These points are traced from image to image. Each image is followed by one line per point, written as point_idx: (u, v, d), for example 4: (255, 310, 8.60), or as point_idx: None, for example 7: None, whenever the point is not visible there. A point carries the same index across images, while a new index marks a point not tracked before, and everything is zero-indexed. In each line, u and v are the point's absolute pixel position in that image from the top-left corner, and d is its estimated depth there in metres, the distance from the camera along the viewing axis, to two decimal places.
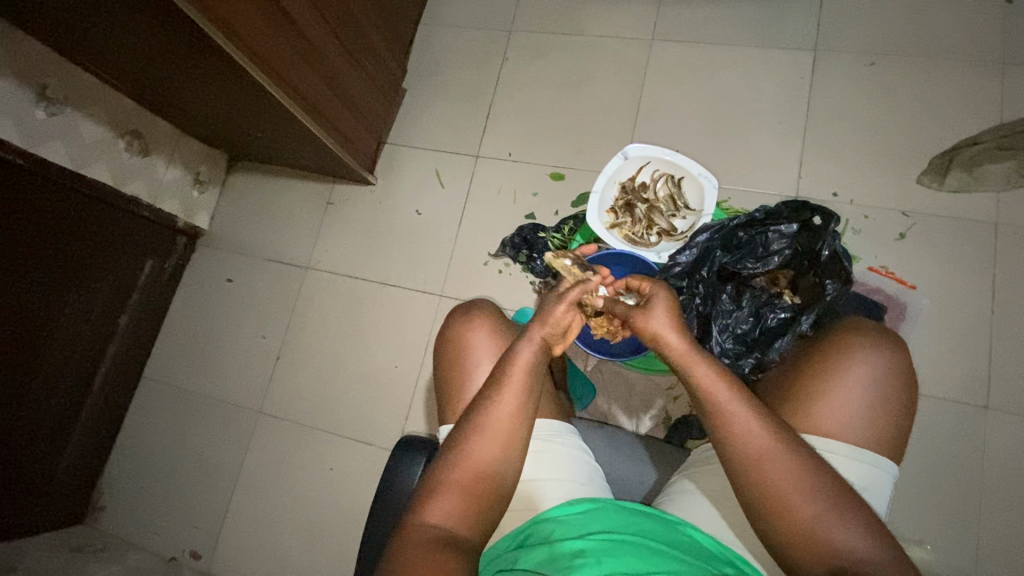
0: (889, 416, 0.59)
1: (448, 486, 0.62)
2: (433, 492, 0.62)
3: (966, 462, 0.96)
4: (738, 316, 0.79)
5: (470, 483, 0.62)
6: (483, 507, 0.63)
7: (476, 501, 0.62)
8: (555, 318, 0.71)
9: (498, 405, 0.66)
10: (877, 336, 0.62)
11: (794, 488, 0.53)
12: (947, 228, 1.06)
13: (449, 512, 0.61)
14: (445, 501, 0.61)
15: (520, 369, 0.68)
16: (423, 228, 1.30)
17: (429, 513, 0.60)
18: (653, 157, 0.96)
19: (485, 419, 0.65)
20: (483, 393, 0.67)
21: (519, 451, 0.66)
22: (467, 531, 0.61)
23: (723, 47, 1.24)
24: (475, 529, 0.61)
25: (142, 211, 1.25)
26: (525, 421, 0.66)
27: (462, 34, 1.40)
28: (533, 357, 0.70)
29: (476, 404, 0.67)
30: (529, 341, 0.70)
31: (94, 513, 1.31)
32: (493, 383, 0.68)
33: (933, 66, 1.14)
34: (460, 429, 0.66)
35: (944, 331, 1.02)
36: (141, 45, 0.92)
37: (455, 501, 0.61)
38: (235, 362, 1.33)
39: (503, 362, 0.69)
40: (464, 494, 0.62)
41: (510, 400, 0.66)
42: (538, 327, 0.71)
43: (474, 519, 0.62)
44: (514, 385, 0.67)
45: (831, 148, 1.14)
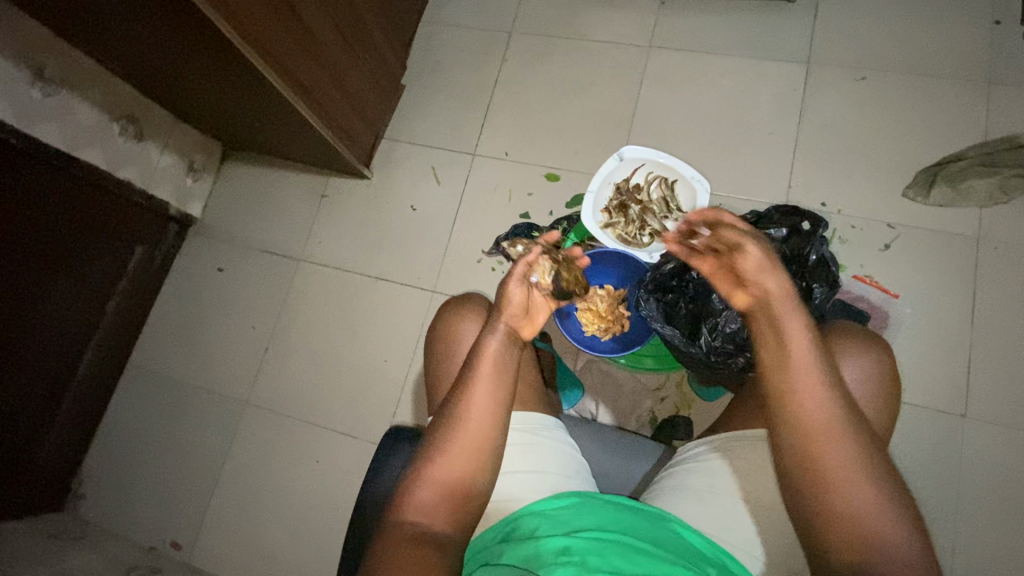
0: (868, 416, 0.61)
1: (427, 481, 0.63)
2: (412, 487, 0.62)
3: (944, 469, 0.98)
4: (728, 317, 0.82)
5: (451, 479, 0.63)
6: (465, 500, 0.63)
7: (457, 496, 0.63)
8: (512, 301, 0.71)
9: (472, 398, 0.66)
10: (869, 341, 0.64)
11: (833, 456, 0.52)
12: (931, 240, 1.09)
13: (428, 507, 0.61)
14: (425, 495, 0.62)
15: (490, 358, 0.69)
16: (418, 224, 1.31)
17: (410, 509, 0.61)
18: (648, 160, 0.97)
19: (463, 414, 0.66)
20: (457, 386, 0.68)
21: (498, 442, 0.66)
22: (448, 526, 0.61)
23: (719, 56, 1.26)
24: (457, 522, 0.62)
25: (134, 197, 1.24)
26: (501, 410, 0.67)
27: (463, 33, 1.41)
28: (501, 344, 0.70)
29: (450, 398, 0.67)
30: (494, 329, 0.70)
31: (74, 501, 1.29)
32: (464, 376, 0.68)
33: (921, 83, 1.17)
34: (438, 424, 0.66)
35: (925, 340, 1.04)
36: (141, 29, 0.92)
37: (436, 496, 0.62)
38: (223, 352, 1.32)
39: (472, 355, 0.69)
40: (443, 489, 0.62)
41: (483, 389, 0.67)
42: (499, 314, 0.72)
43: (455, 513, 0.62)
44: (487, 373, 0.67)
45: (821, 159, 1.17)
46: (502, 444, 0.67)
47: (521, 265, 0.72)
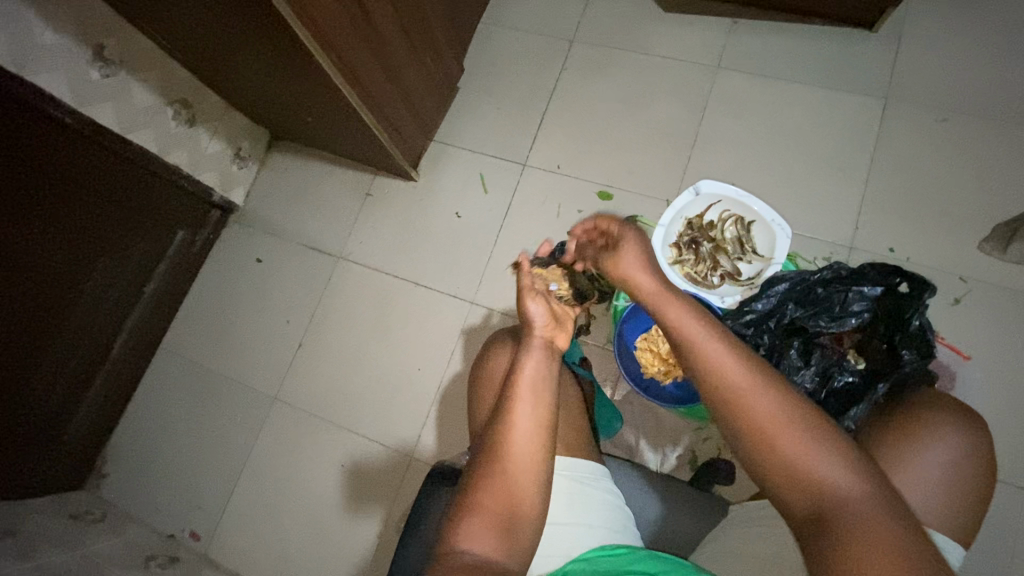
0: (958, 497, 0.55)
1: (476, 508, 0.60)
2: (463, 517, 0.59)
3: (1002, 544, 0.93)
4: (804, 374, 0.76)
5: (501, 506, 0.60)
6: (515, 529, 0.60)
7: (507, 525, 0.59)
8: (535, 318, 0.71)
9: (514, 417, 0.64)
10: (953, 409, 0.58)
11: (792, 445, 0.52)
12: (1005, 298, 1.03)
13: (480, 536, 0.58)
14: (476, 524, 0.59)
15: (527, 379, 0.67)
16: (462, 232, 1.27)
17: (462, 539, 0.58)
18: (726, 197, 0.93)
19: (510, 436, 0.64)
20: (499, 412, 0.66)
21: (545, 467, 0.64)
22: (502, 555, 0.58)
23: (791, 84, 1.21)
24: (510, 553, 0.59)
25: (180, 181, 1.22)
26: (546, 431, 0.65)
27: (523, 38, 1.37)
28: (537, 360, 0.69)
29: (493, 424, 0.65)
30: (526, 349, 0.70)
31: (96, 480, 1.29)
32: (505, 400, 0.66)
33: (1008, 130, 1.11)
34: (486, 449, 0.64)
35: (990, 404, 0.99)
36: (207, 16, 0.90)
37: (488, 525, 0.59)
38: (255, 344, 1.30)
39: (509, 378, 0.68)
40: (494, 517, 0.59)
41: (524, 409, 0.65)
42: (527, 334, 0.72)
43: (508, 542, 0.59)
44: (527, 392, 0.66)
45: (892, 202, 1.11)
46: (549, 471, 0.65)
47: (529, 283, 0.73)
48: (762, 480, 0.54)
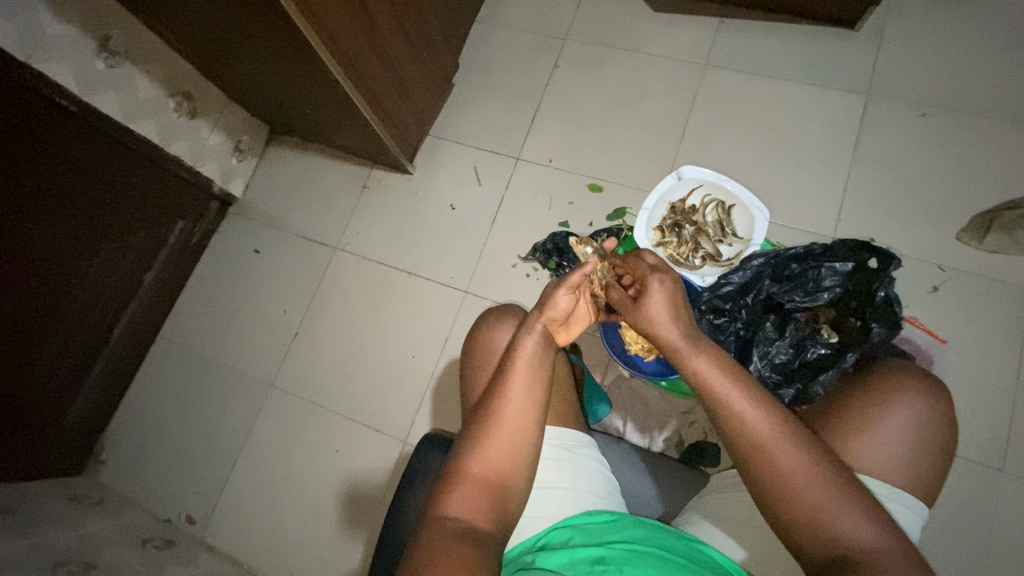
0: (919, 460, 0.59)
1: (465, 478, 0.61)
2: (451, 484, 0.61)
3: (979, 524, 0.95)
4: (779, 346, 0.80)
5: (489, 476, 0.62)
6: (500, 499, 0.62)
7: (494, 495, 0.61)
8: (557, 307, 0.72)
9: (507, 394, 0.66)
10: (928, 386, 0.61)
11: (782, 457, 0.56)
12: (982, 286, 1.06)
13: (467, 504, 0.60)
14: (464, 492, 0.61)
15: (525, 359, 0.69)
16: (456, 223, 1.30)
17: (448, 505, 0.60)
18: (706, 181, 0.96)
19: (500, 412, 0.65)
20: (492, 387, 0.67)
21: (533, 447, 0.65)
22: (487, 523, 0.59)
23: (776, 81, 1.25)
24: (496, 521, 0.60)
25: (182, 172, 1.25)
26: (537, 410, 0.66)
27: (517, 36, 1.41)
28: (537, 346, 0.70)
29: (486, 398, 0.67)
30: (530, 330, 0.71)
31: (94, 466, 1.31)
32: (500, 376, 0.68)
33: (984, 125, 1.15)
34: (476, 422, 0.66)
35: (967, 388, 1.02)
36: (210, 9, 0.93)
37: (474, 494, 0.61)
38: (252, 333, 1.33)
39: (508, 355, 0.70)
40: (482, 486, 0.61)
41: (519, 388, 0.67)
42: (538, 316, 0.72)
43: (494, 511, 0.60)
44: (523, 373, 0.68)
45: (873, 194, 1.15)
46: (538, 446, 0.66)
47: (576, 276, 0.73)
48: (778, 524, 0.56)
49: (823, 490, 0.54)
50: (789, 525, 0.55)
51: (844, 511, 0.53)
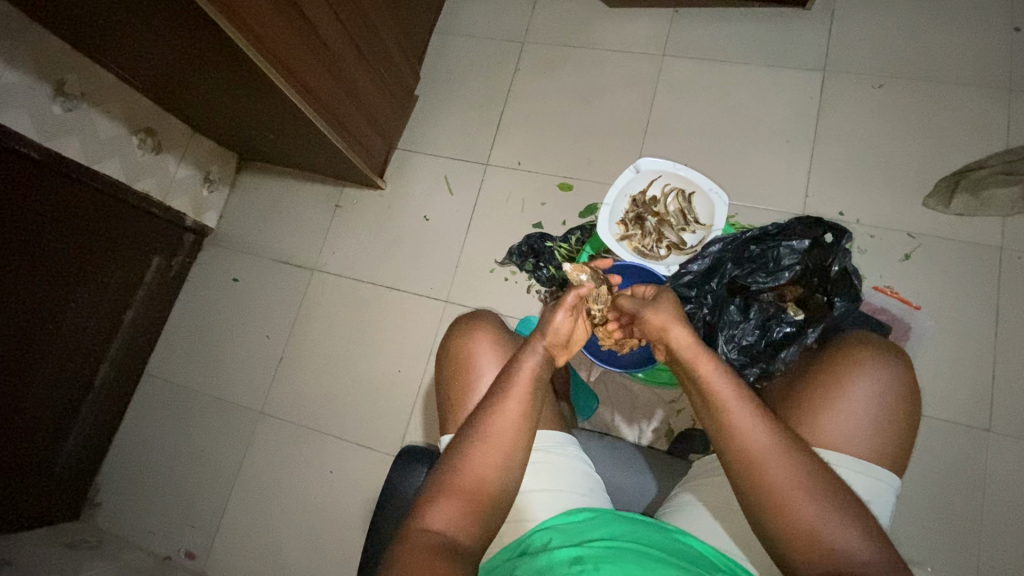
0: (886, 431, 0.60)
1: (448, 490, 0.61)
2: (435, 497, 0.61)
3: (969, 485, 0.96)
4: (745, 328, 0.81)
5: (470, 488, 0.62)
6: (483, 512, 0.61)
7: (475, 507, 0.61)
8: (557, 328, 0.72)
9: (502, 407, 0.66)
10: (895, 362, 0.62)
11: (753, 438, 0.57)
12: (952, 250, 1.07)
13: (449, 516, 0.60)
14: (447, 505, 0.60)
15: (526, 376, 0.68)
16: (430, 234, 1.31)
17: (432, 519, 0.59)
18: (665, 171, 0.96)
19: (491, 423, 0.65)
20: (486, 400, 0.67)
21: (522, 457, 0.65)
22: (467, 539, 0.59)
23: (732, 65, 1.26)
24: (478, 536, 0.60)
25: (152, 208, 1.25)
26: (528, 424, 0.66)
27: (476, 43, 1.42)
28: (539, 365, 0.70)
29: (479, 408, 0.67)
30: (534, 350, 0.71)
31: (91, 509, 1.30)
32: (498, 388, 0.68)
33: (941, 90, 1.16)
34: (465, 433, 0.65)
35: (946, 352, 1.02)
36: (162, 45, 0.93)
37: (457, 505, 0.60)
38: (238, 362, 1.33)
39: (509, 369, 0.69)
40: (464, 498, 0.61)
41: (516, 401, 0.66)
42: (541, 337, 0.72)
43: (477, 526, 0.60)
44: (523, 389, 0.67)
45: (838, 168, 1.15)
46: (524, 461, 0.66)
47: (571, 297, 0.74)
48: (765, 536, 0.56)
49: (792, 469, 0.55)
50: (761, 516, 0.55)
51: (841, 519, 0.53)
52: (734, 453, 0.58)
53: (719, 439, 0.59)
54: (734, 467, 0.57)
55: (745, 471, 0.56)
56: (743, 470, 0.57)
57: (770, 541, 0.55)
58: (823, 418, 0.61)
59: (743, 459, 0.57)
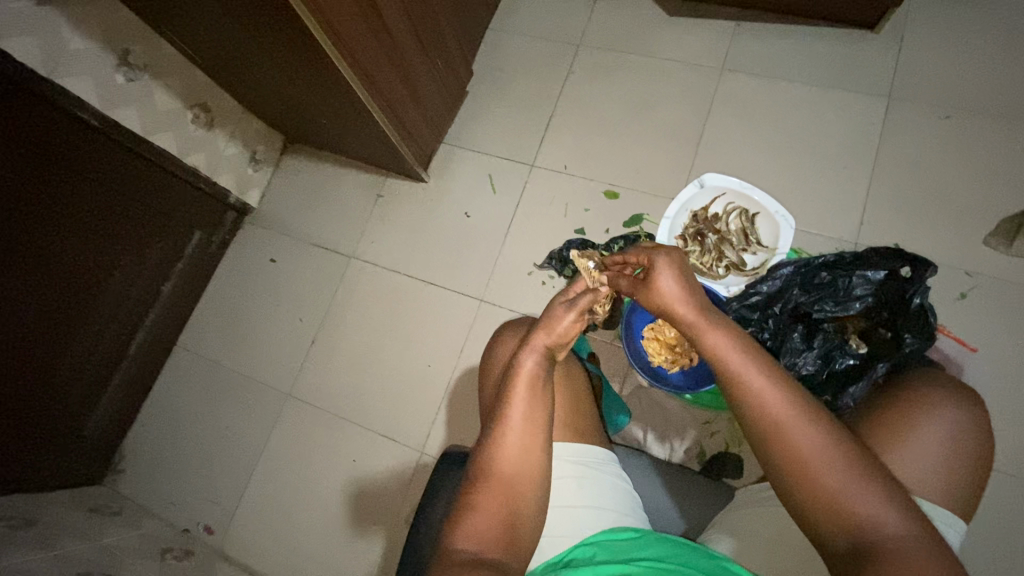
0: (957, 475, 0.58)
1: (473, 508, 0.60)
2: (462, 514, 0.60)
3: (1015, 537, 0.92)
4: (807, 356, 0.78)
5: (495, 503, 0.60)
6: (515, 524, 0.60)
7: (505, 520, 0.60)
8: (562, 326, 0.69)
9: (507, 413, 0.64)
10: (948, 402, 0.60)
11: (799, 444, 0.54)
12: (1011, 292, 1.04)
13: (478, 533, 0.58)
14: (474, 523, 0.59)
15: (524, 380, 0.66)
16: (471, 231, 1.30)
17: (459, 536, 0.58)
18: (730, 189, 0.95)
19: (501, 434, 0.64)
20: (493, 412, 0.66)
21: (540, 454, 0.64)
22: (500, 553, 0.58)
23: (793, 84, 1.23)
24: (510, 548, 0.59)
25: (199, 183, 1.26)
26: (537, 424, 0.65)
27: (531, 43, 1.41)
28: (538, 366, 0.67)
29: (489, 423, 0.66)
30: (533, 351, 0.68)
31: (113, 476, 1.31)
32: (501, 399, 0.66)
33: (1011, 126, 1.12)
34: (479, 450, 0.64)
35: (998, 396, 0.99)
36: (230, 23, 0.94)
37: (485, 521, 0.59)
38: (268, 342, 1.33)
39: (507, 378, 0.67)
40: (491, 513, 0.60)
41: (520, 406, 0.65)
42: (543, 337, 0.68)
43: (508, 539, 0.59)
44: (523, 394, 0.65)
45: (896, 199, 1.12)
46: (545, 461, 0.64)
47: (581, 300, 0.70)
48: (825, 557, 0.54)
49: (843, 475, 0.53)
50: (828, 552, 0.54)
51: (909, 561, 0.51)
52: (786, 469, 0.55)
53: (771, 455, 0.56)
54: (781, 477, 0.55)
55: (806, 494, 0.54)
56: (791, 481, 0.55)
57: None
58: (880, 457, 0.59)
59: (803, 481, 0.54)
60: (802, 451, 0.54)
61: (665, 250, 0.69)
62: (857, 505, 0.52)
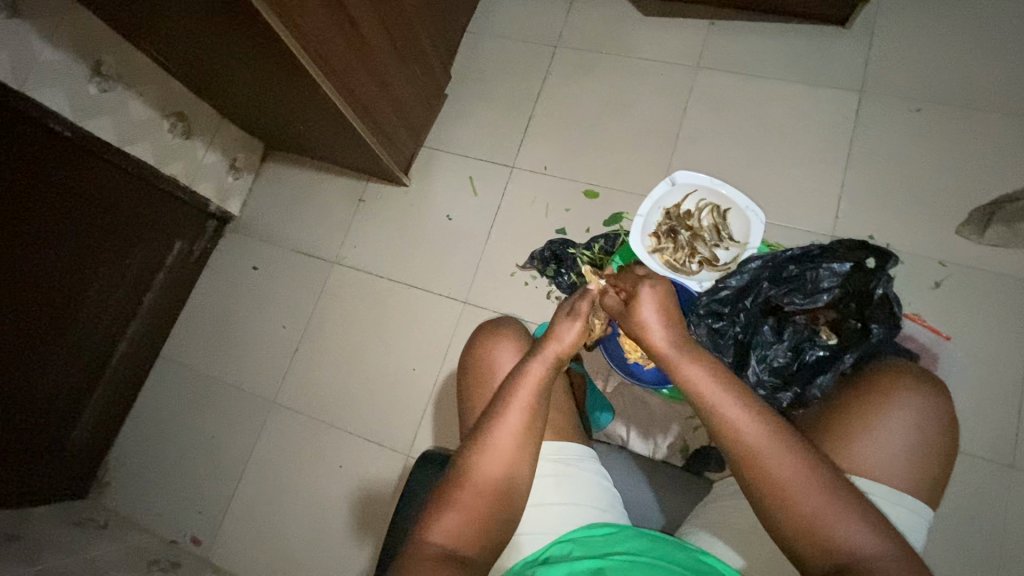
0: (922, 464, 0.59)
1: (451, 505, 0.60)
2: (439, 509, 0.60)
3: (992, 522, 0.94)
4: (777, 349, 0.80)
5: (474, 502, 0.61)
6: (490, 525, 0.61)
7: (480, 520, 0.60)
8: (566, 338, 0.71)
9: (503, 419, 0.65)
10: (920, 407, 0.60)
11: (777, 468, 0.55)
12: (984, 281, 1.05)
13: (453, 530, 0.59)
14: (450, 519, 0.60)
15: (527, 388, 0.67)
16: (453, 234, 1.30)
17: (435, 532, 0.59)
18: (701, 186, 0.96)
19: (492, 437, 0.64)
20: (488, 413, 0.66)
21: (527, 464, 0.65)
22: (472, 551, 0.59)
23: (767, 81, 1.24)
24: (482, 547, 0.60)
25: (179, 192, 1.26)
26: (529, 436, 0.65)
27: (508, 45, 1.41)
28: (541, 376, 0.68)
29: (480, 423, 0.66)
30: (541, 361, 0.69)
31: (98, 488, 1.31)
32: (498, 401, 0.66)
33: (979, 117, 1.14)
34: (467, 446, 0.64)
35: (972, 384, 1.01)
36: (201, 31, 0.93)
37: (461, 519, 0.60)
38: (253, 350, 1.33)
39: (509, 383, 0.68)
40: (467, 512, 0.60)
41: (516, 415, 0.65)
42: (549, 346, 0.70)
43: (483, 538, 0.60)
44: (522, 404, 0.66)
45: (870, 191, 1.14)
46: (530, 471, 0.65)
47: (582, 304, 0.73)
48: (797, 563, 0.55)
49: (819, 497, 0.54)
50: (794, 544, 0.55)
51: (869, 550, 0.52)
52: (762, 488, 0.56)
53: (747, 478, 0.57)
54: (758, 495, 0.57)
55: (776, 499, 0.55)
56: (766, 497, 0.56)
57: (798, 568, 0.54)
58: (840, 455, 0.60)
59: (777, 496, 0.55)
60: (781, 471, 0.55)
61: (648, 280, 0.70)
62: (823, 515, 0.53)
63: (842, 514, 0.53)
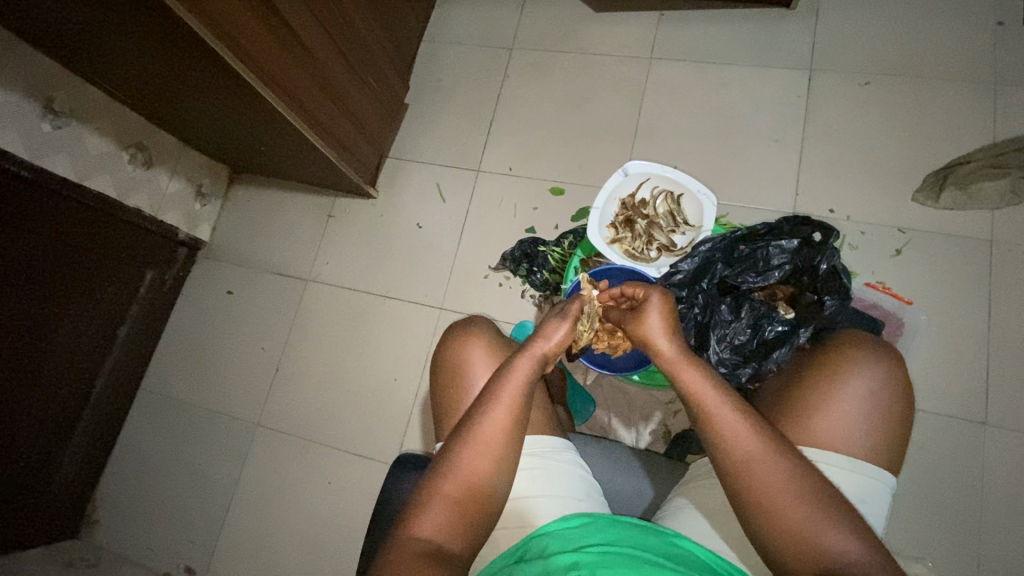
0: (880, 430, 0.60)
1: (435, 498, 0.61)
2: (421, 504, 0.61)
3: (967, 480, 0.96)
4: (737, 327, 0.82)
5: (458, 497, 0.61)
6: (473, 521, 0.61)
7: (464, 515, 0.61)
8: (556, 337, 0.73)
9: (490, 413, 0.65)
10: (870, 379, 0.61)
11: (760, 458, 0.56)
12: (943, 244, 1.08)
13: (437, 524, 0.59)
14: (435, 514, 0.60)
15: (514, 384, 0.68)
16: (423, 241, 1.31)
17: (421, 526, 0.59)
18: (653, 174, 0.97)
19: (478, 431, 0.64)
20: (474, 408, 0.66)
21: (511, 463, 0.65)
22: (455, 546, 0.59)
23: (719, 66, 1.26)
24: (465, 543, 0.60)
25: (145, 223, 1.26)
26: (514, 435, 0.65)
27: (464, 50, 1.43)
28: (528, 373, 0.69)
29: (464, 418, 0.66)
30: (529, 358, 0.70)
31: (88, 527, 1.30)
32: (484, 396, 0.67)
33: (924, 85, 1.17)
34: (452, 441, 0.65)
35: (939, 346, 1.03)
36: (148, 61, 0.94)
37: (445, 512, 0.60)
38: (233, 374, 1.33)
39: (497, 378, 0.69)
40: (451, 506, 0.60)
41: (502, 412, 0.66)
42: (539, 343, 0.72)
43: (465, 532, 0.60)
44: (508, 401, 0.66)
45: (826, 165, 1.16)
46: (512, 473, 0.65)
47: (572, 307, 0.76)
48: (771, 556, 0.55)
49: (797, 500, 0.54)
50: (760, 528, 0.55)
51: (832, 522, 0.53)
52: (743, 483, 0.56)
53: (728, 468, 0.58)
54: (738, 491, 0.57)
55: (752, 496, 0.56)
56: (731, 470, 0.57)
57: (766, 547, 0.55)
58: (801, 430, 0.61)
59: (756, 494, 0.55)
60: (762, 462, 0.56)
61: (657, 287, 0.73)
62: (797, 511, 0.54)
63: (807, 493, 0.54)
